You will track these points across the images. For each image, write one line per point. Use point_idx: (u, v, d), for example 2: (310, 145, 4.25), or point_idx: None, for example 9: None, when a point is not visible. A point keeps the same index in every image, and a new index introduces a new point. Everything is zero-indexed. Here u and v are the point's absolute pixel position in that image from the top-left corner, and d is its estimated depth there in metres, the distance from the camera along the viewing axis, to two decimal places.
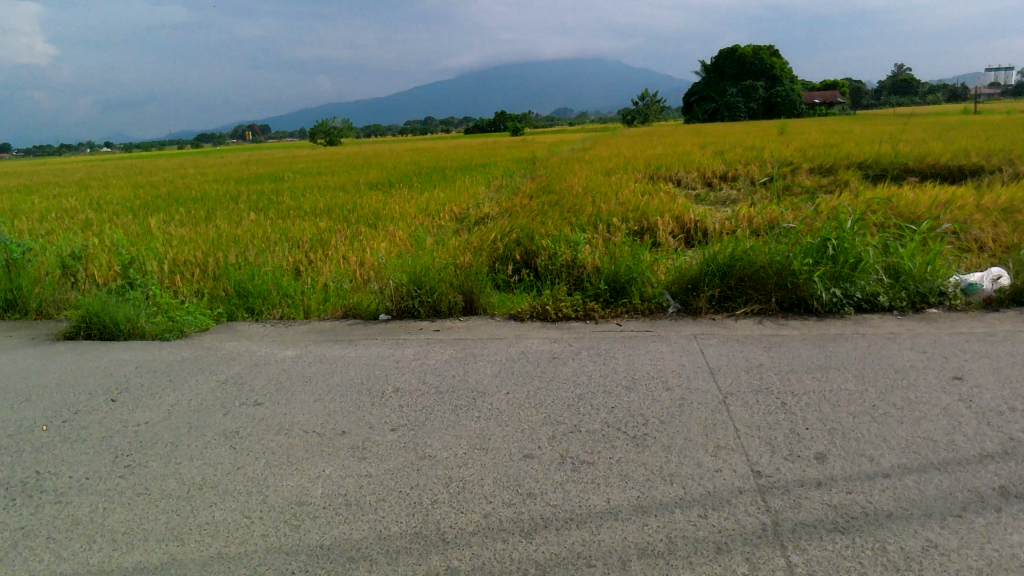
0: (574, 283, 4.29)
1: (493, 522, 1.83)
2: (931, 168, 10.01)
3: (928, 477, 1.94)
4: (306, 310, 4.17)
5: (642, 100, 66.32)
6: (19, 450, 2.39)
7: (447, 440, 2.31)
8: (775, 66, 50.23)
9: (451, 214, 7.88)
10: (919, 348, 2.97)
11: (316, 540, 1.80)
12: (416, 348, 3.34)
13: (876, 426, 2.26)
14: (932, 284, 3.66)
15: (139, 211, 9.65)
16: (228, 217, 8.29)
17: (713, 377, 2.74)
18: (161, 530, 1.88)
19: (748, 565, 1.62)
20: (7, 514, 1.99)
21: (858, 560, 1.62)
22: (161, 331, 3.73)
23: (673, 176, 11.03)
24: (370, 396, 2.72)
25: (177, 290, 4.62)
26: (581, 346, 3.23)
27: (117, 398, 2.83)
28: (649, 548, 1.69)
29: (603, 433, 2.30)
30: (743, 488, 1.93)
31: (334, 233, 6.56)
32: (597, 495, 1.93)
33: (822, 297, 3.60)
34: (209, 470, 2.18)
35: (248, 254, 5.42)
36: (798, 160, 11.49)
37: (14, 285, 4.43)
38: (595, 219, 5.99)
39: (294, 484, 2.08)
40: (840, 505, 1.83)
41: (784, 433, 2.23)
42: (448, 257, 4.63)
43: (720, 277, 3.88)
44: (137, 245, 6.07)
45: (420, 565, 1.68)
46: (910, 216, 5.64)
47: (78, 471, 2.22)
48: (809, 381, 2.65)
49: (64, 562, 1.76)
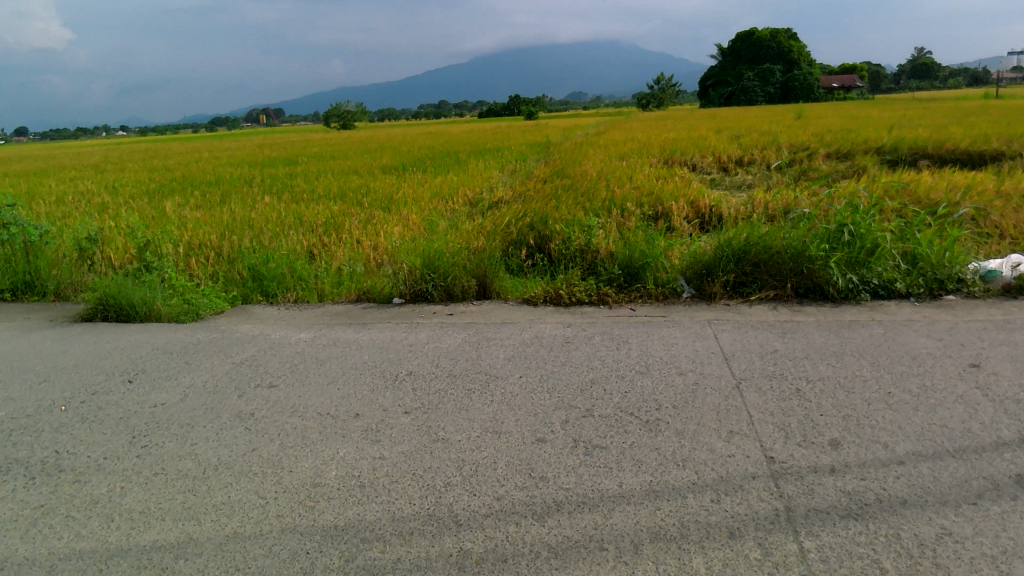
0: (588, 267, 4.30)
1: (505, 504, 1.84)
2: (951, 153, 9.86)
3: (943, 465, 1.93)
4: (319, 294, 4.18)
5: (657, 85, 65.64)
6: (39, 429, 2.43)
7: (461, 424, 2.32)
8: (792, 49, 49.64)
9: (465, 198, 7.89)
10: (936, 335, 2.94)
11: (330, 520, 1.81)
12: (429, 331, 3.35)
13: (891, 413, 2.24)
14: (950, 271, 3.62)
15: (155, 194, 9.73)
16: (242, 200, 8.33)
17: (726, 363, 2.73)
18: (177, 509, 1.90)
19: (760, 550, 1.62)
20: (26, 492, 2.02)
21: (871, 547, 1.61)
22: (178, 313, 3.76)
23: (688, 161, 10.92)
24: (384, 379, 2.74)
25: (192, 274, 4.65)
26: (595, 330, 3.23)
27: (133, 380, 2.86)
28: (661, 533, 1.69)
29: (616, 417, 2.30)
30: (755, 473, 1.93)
31: (348, 217, 6.56)
32: (610, 479, 1.93)
33: (837, 283, 3.56)
34: (224, 451, 2.21)
35: (263, 238, 5.46)
36: (814, 145, 11.41)
37: (32, 267, 4.47)
38: (609, 204, 5.96)
39: (308, 465, 2.10)
40: (854, 492, 1.83)
41: (798, 420, 2.22)
42: (462, 241, 4.62)
43: (735, 262, 3.86)
44: (153, 228, 6.14)
45: (433, 547, 1.69)
46: (929, 204, 5.56)
47: (97, 450, 2.25)
48: (824, 367, 2.64)
49: (83, 540, 1.78)
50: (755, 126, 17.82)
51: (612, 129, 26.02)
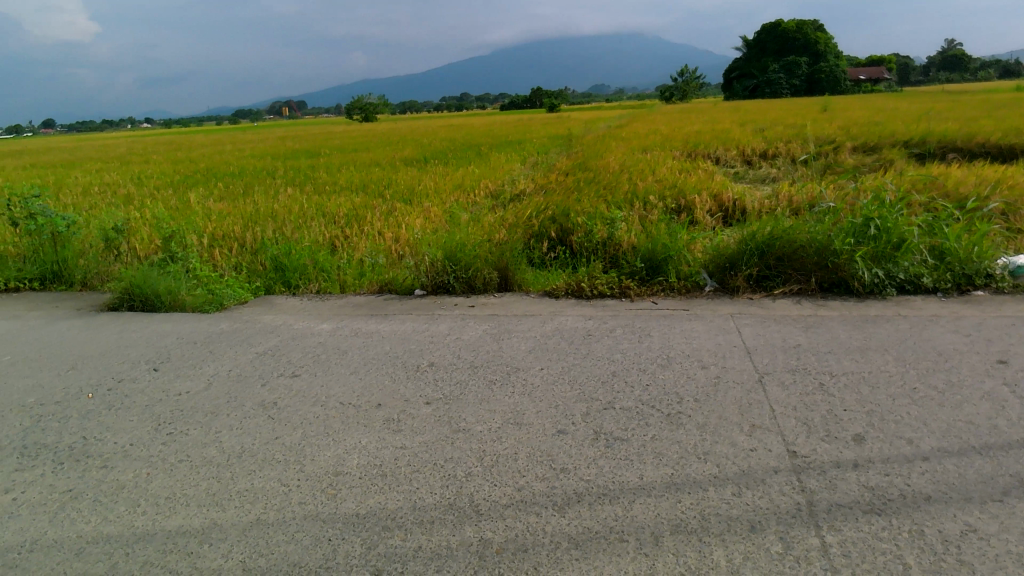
0: (609, 260, 4.30)
1: (526, 495, 1.85)
2: (980, 147, 9.71)
3: (968, 462, 1.90)
4: (342, 285, 4.21)
5: (680, 78, 65.18)
6: (67, 416, 2.47)
7: (482, 415, 2.33)
8: (818, 42, 49.04)
9: (486, 190, 7.90)
10: (963, 331, 2.90)
11: (352, 508, 1.83)
12: (450, 323, 3.37)
13: (916, 409, 2.22)
14: (979, 266, 3.57)
15: (179, 186, 9.82)
16: (265, 192, 8.39)
17: (749, 356, 2.71)
18: (202, 496, 1.93)
19: (781, 544, 1.61)
20: (55, 477, 2.06)
21: (894, 542, 1.60)
22: (202, 304, 3.80)
23: (711, 154, 10.85)
24: (405, 369, 2.76)
25: (216, 264, 4.70)
26: (617, 323, 3.22)
27: (158, 368, 2.90)
28: (682, 525, 1.69)
29: (637, 410, 2.30)
30: (778, 467, 1.92)
31: (370, 209, 6.59)
32: (631, 472, 1.93)
33: (863, 277, 3.52)
34: (248, 439, 2.23)
35: (285, 229, 5.50)
36: (841, 137, 11.28)
37: (59, 257, 4.53)
38: (631, 197, 5.93)
39: (330, 454, 2.11)
40: (877, 487, 1.81)
41: (821, 414, 2.20)
42: (483, 233, 4.62)
43: (758, 256, 3.84)
44: (178, 219, 6.20)
45: (454, 536, 1.70)
46: (956, 197, 5.49)
47: (123, 437, 2.28)
48: (848, 362, 2.62)
49: (111, 524, 1.82)
50: (781, 118, 17.67)
51: (634, 122, 25.94)
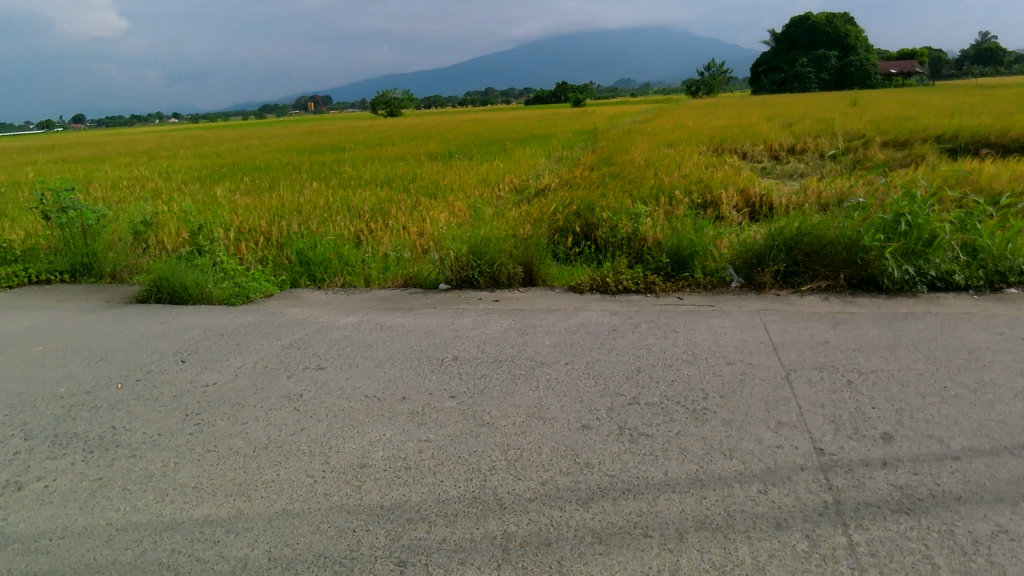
0: (635, 255, 4.28)
1: (549, 489, 1.85)
2: (1014, 142, 9.52)
3: (1000, 462, 1.87)
4: (366, 279, 4.24)
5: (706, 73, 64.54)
6: (97, 406, 2.51)
7: (506, 409, 2.33)
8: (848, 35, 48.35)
9: (511, 185, 7.90)
10: (995, 329, 2.85)
11: (377, 500, 1.85)
12: (475, 317, 3.38)
13: (947, 407, 2.18)
14: (1012, 263, 3.51)
15: (207, 180, 9.93)
16: (290, 186, 8.44)
17: (775, 353, 2.69)
18: (229, 486, 1.95)
19: (807, 542, 1.60)
20: (86, 466, 2.10)
21: (923, 542, 1.58)
22: (229, 296, 3.85)
23: (738, 149, 10.76)
24: (430, 363, 2.77)
25: (242, 258, 4.75)
26: (642, 319, 3.21)
27: (186, 360, 2.94)
28: (707, 522, 1.68)
29: (662, 405, 2.29)
30: (804, 465, 1.90)
31: (395, 203, 6.62)
32: (655, 467, 1.93)
33: (892, 274, 3.48)
34: (274, 430, 2.26)
35: (310, 224, 5.54)
36: (871, 132, 11.12)
37: (89, 249, 4.60)
38: (657, 193, 5.90)
39: (356, 446, 2.13)
40: (906, 486, 1.79)
41: (849, 412, 2.18)
42: (507, 228, 4.63)
43: (786, 251, 3.81)
44: (205, 213, 6.27)
45: (478, 529, 1.71)
46: (989, 193, 5.39)
47: (151, 427, 2.32)
48: (877, 360, 2.59)
49: (139, 513, 1.85)
50: (809, 113, 17.44)
51: (659, 117, 25.78)
